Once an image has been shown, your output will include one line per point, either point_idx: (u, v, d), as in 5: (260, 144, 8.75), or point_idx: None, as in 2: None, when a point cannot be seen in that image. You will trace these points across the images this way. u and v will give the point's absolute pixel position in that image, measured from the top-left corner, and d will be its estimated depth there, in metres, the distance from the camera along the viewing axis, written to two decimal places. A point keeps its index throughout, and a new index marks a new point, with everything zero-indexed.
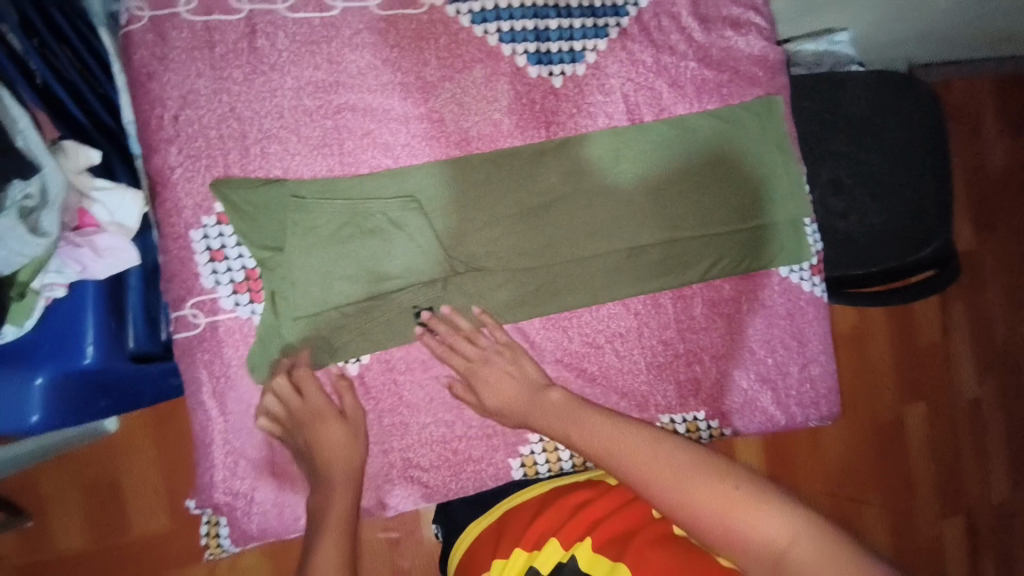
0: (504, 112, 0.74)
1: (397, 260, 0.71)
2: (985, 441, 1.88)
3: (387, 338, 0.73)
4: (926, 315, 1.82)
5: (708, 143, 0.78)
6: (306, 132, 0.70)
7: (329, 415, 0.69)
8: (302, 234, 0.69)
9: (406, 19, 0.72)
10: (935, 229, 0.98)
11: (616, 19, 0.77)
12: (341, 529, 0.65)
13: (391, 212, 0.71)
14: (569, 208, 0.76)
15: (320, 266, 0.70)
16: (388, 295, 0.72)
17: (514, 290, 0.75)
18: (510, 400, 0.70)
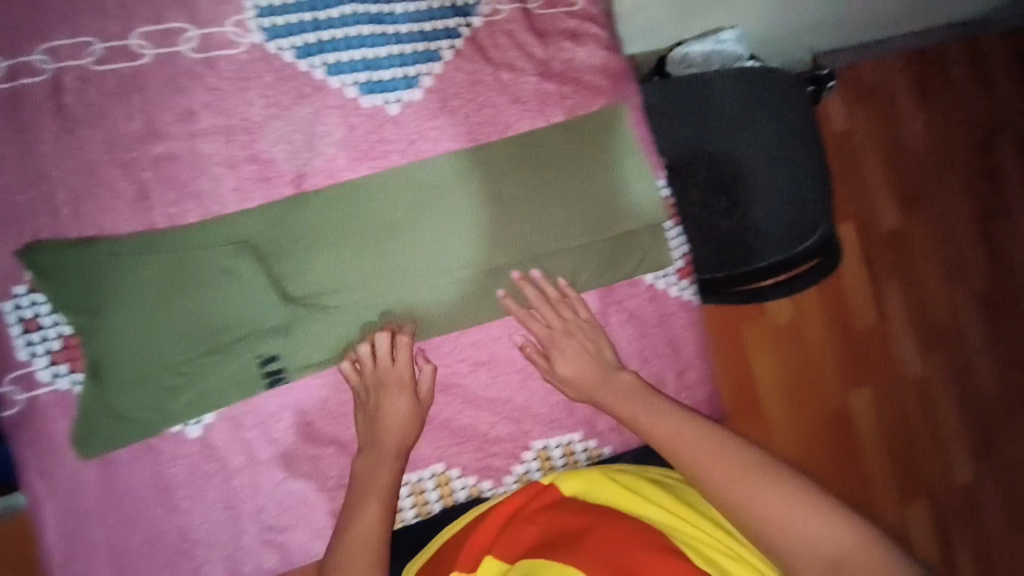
0: (338, 146, 0.72)
1: (233, 310, 0.69)
2: (939, 420, 1.86)
3: (228, 394, 0.69)
4: (862, 300, 1.82)
5: (556, 158, 0.77)
6: (122, 187, 0.68)
7: (399, 386, 0.69)
8: (119, 295, 0.66)
9: (225, 59, 0.69)
10: (816, 218, 0.99)
11: (449, 41, 0.75)
12: (381, 500, 0.66)
13: (222, 260, 0.68)
14: (418, 236, 0.73)
15: (147, 325, 0.66)
16: (227, 347, 0.69)
17: (366, 327, 0.72)
18: (581, 363, 0.73)
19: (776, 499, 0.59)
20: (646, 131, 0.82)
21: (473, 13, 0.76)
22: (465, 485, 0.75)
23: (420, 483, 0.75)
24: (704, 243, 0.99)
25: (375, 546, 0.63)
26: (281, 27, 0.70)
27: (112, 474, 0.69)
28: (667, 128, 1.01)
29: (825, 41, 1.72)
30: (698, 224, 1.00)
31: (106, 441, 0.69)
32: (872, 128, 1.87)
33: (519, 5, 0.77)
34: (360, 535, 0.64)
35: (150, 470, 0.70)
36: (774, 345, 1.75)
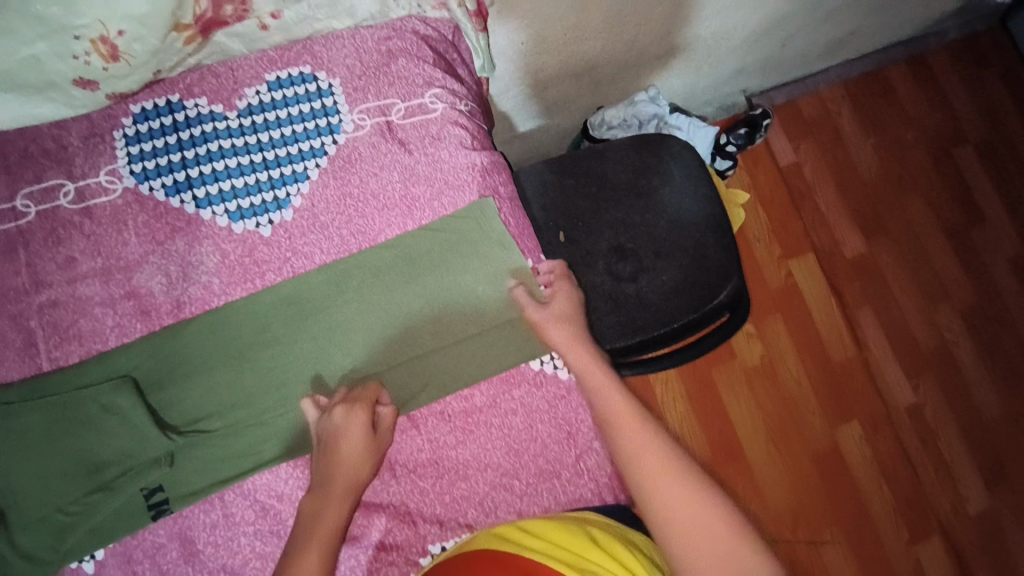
0: (212, 273, 0.76)
1: (116, 445, 0.70)
2: (938, 448, 1.75)
3: (117, 530, 0.69)
4: (835, 332, 1.77)
5: (430, 256, 0.79)
6: (11, 337, 0.73)
7: (362, 417, 0.69)
8: (16, 441, 0.69)
9: (99, 206, 0.75)
10: (723, 273, 0.97)
11: (315, 161, 0.80)
12: (326, 539, 0.62)
13: (106, 396, 0.71)
14: (295, 349, 0.75)
15: (34, 469, 0.69)
16: (110, 482, 0.70)
17: (249, 446, 0.72)
18: (576, 313, 0.78)
19: (708, 518, 0.56)
20: (519, 218, 0.85)
21: (338, 131, 0.81)
22: None
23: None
24: (614, 310, 0.97)
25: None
26: (151, 170, 0.76)
27: None
28: (565, 200, 1.01)
29: (750, 83, 1.77)
30: (606, 293, 0.98)
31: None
32: (817, 158, 1.88)
33: (381, 117, 0.82)
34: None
35: None
36: (746, 386, 1.69)
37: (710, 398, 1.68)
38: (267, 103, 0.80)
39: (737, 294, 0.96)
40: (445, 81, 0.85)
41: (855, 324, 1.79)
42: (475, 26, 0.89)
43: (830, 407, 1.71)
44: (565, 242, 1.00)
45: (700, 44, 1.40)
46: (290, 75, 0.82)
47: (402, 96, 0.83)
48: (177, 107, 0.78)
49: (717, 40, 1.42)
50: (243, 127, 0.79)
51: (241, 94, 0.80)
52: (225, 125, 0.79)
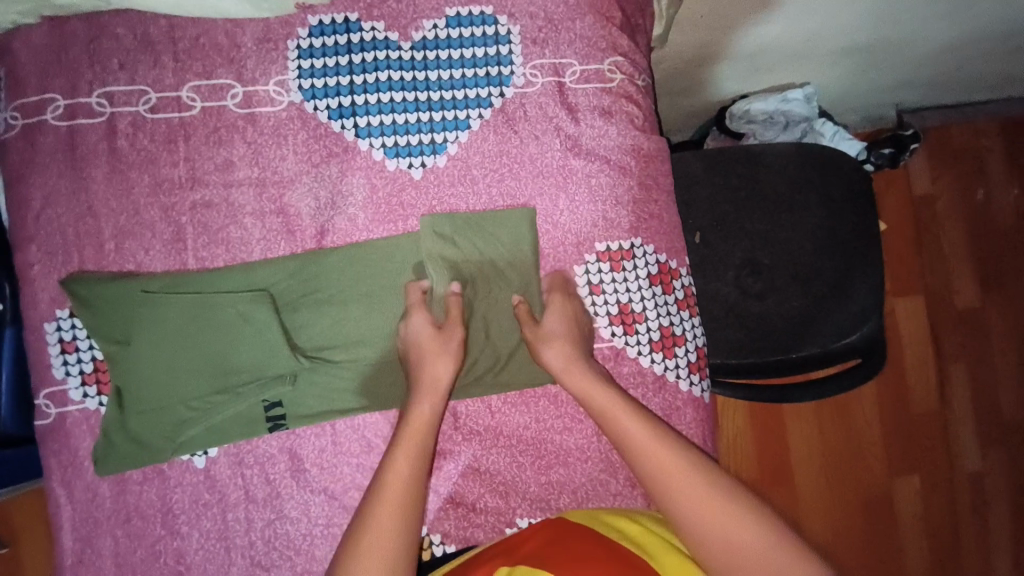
0: (361, 207, 0.75)
1: (245, 354, 0.73)
2: (991, 526, 1.67)
3: (233, 433, 0.73)
4: (922, 385, 1.66)
5: (575, 238, 0.76)
6: (159, 228, 0.73)
7: (426, 314, 0.71)
8: (152, 330, 0.71)
9: (264, 115, 0.74)
10: (858, 315, 0.90)
11: (478, 111, 0.76)
12: (422, 431, 0.65)
13: (241, 307, 0.72)
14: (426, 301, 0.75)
15: (167, 360, 0.71)
16: (235, 388, 0.73)
17: (366, 384, 0.74)
18: (569, 328, 0.72)
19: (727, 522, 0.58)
20: (672, 214, 0.79)
21: (507, 83, 0.77)
22: None
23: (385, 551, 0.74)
24: (732, 326, 0.93)
25: (407, 501, 0.61)
26: (319, 89, 0.74)
27: (122, 492, 0.72)
28: (711, 200, 0.95)
29: (912, 99, 1.58)
30: (729, 306, 0.93)
31: (123, 460, 0.71)
32: (956, 195, 1.71)
33: (554, 77, 0.77)
34: (399, 477, 0.62)
35: (159, 493, 0.72)
36: (813, 418, 1.63)
37: (773, 420, 1.61)
38: (441, 39, 0.76)
39: (870, 338, 0.90)
40: (629, 49, 0.79)
41: (946, 381, 1.68)
42: None
43: (895, 456, 1.64)
44: (700, 244, 0.95)
45: (880, 49, 1.26)
46: (471, 13, 0.77)
47: (580, 58, 0.78)
48: (353, 27, 0.75)
49: (898, 48, 1.27)
50: (415, 61, 0.75)
51: (418, 26, 0.76)
52: (398, 56, 0.75)
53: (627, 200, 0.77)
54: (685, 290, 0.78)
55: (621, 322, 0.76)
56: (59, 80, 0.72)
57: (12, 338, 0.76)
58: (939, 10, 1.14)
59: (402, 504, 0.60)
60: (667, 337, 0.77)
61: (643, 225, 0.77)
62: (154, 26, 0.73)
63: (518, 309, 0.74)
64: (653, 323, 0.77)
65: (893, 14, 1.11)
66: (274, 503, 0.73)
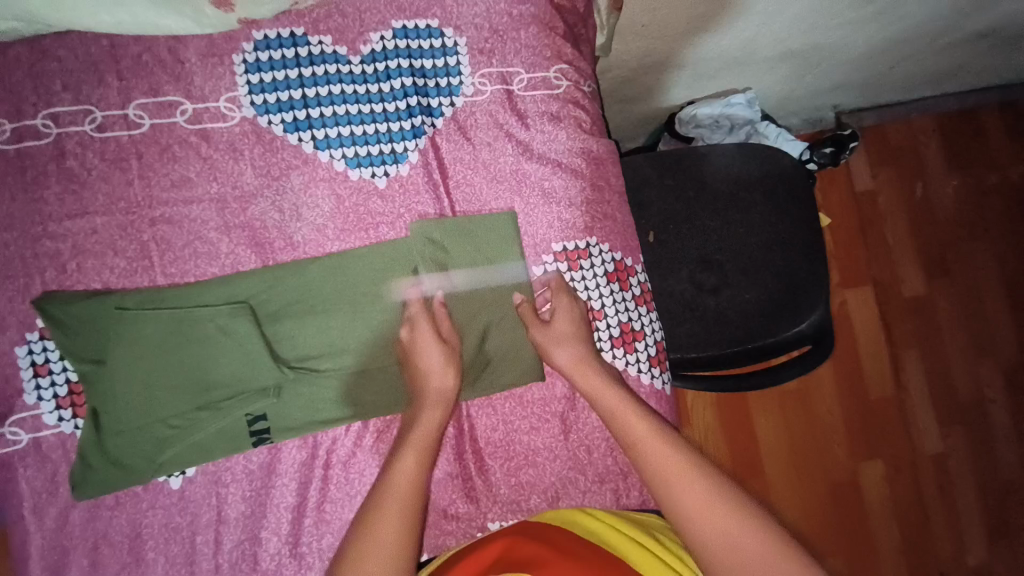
0: (327, 217, 0.75)
1: (227, 367, 0.72)
2: (953, 501, 1.74)
3: (217, 449, 0.71)
4: (877, 371, 1.74)
5: (548, 237, 0.78)
6: (118, 247, 0.71)
7: (430, 325, 0.73)
8: (130, 347, 0.69)
9: (218, 131, 0.73)
10: (807, 303, 0.94)
11: (430, 120, 0.78)
12: (424, 446, 0.67)
13: (220, 320, 0.71)
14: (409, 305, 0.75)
15: (147, 377, 0.70)
16: (217, 402, 0.72)
17: (350, 392, 0.74)
18: (576, 328, 0.74)
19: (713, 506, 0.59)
20: (624, 214, 0.82)
21: (457, 93, 0.79)
22: None
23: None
24: (690, 321, 0.95)
25: (407, 512, 0.62)
26: (272, 104, 0.74)
27: (91, 520, 0.69)
28: (659, 204, 0.99)
29: (848, 101, 1.68)
30: (686, 302, 0.96)
31: (100, 484, 0.69)
32: (895, 190, 1.81)
33: (502, 85, 0.79)
34: (401, 489, 0.63)
35: (128, 518, 0.70)
36: (784, 411, 1.68)
37: (745, 415, 1.65)
38: (390, 51, 0.77)
39: (818, 325, 0.94)
40: (573, 57, 0.82)
41: (900, 366, 1.76)
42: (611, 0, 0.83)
43: (860, 441, 1.70)
44: (654, 244, 0.97)
45: (813, 54, 1.33)
46: (417, 26, 0.78)
47: (527, 66, 0.80)
48: (300, 41, 0.75)
49: (830, 52, 1.35)
50: (367, 73, 0.76)
51: (366, 39, 0.77)
52: (347, 70, 0.76)
53: (581, 201, 0.79)
54: (641, 287, 0.81)
55: None
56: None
57: None
58: (862, 16, 1.22)
59: (402, 515, 0.62)
60: (627, 332, 0.79)
61: (598, 225, 0.79)
62: (94, 45, 0.71)
63: (522, 310, 0.76)
64: (613, 320, 0.79)
65: (821, 21, 1.19)
66: (249, 522, 0.71)
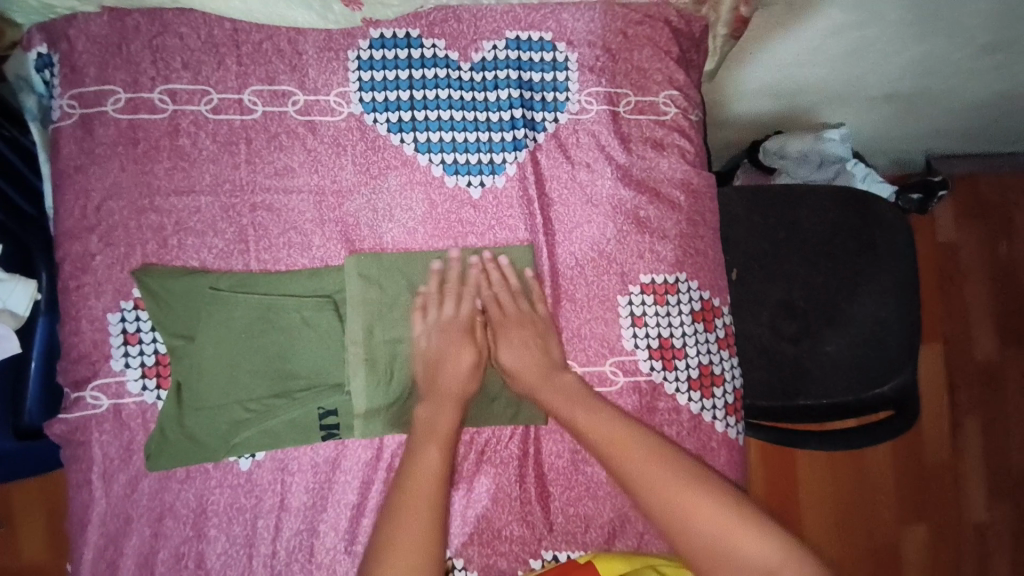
0: (419, 221, 0.75)
1: (306, 359, 0.73)
2: None
3: (288, 438, 0.72)
4: (937, 435, 1.65)
5: (634, 266, 0.76)
6: (216, 228, 0.73)
7: (456, 327, 0.72)
8: (218, 328, 0.71)
9: (325, 125, 0.74)
10: (896, 361, 0.88)
11: (531, 134, 0.76)
12: (448, 437, 0.66)
13: (306, 311, 0.73)
14: (487, 318, 0.74)
15: (230, 358, 0.72)
16: (291, 392, 0.73)
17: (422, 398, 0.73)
18: (530, 332, 0.72)
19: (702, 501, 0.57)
20: (715, 251, 0.78)
21: (561, 109, 0.77)
22: None
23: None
24: (764, 367, 0.92)
25: (434, 499, 0.60)
26: (379, 102, 0.74)
27: (161, 489, 0.71)
28: (748, 240, 0.95)
29: (942, 147, 1.58)
30: (762, 346, 0.93)
31: (175, 457, 0.71)
32: (979, 245, 1.70)
33: (609, 106, 0.77)
34: (421, 480, 0.61)
35: (196, 492, 0.72)
36: (829, 464, 1.60)
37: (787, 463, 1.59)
38: (500, 61, 0.76)
39: (903, 391, 0.88)
40: (685, 84, 0.79)
41: (960, 432, 1.66)
42: (730, 29, 0.81)
43: (904, 505, 1.62)
44: (736, 281, 0.94)
45: (919, 98, 1.26)
46: (531, 38, 0.77)
47: (636, 89, 0.78)
48: (414, 43, 0.75)
49: (937, 97, 1.27)
50: (474, 81, 0.76)
51: (478, 47, 0.76)
52: (456, 75, 0.75)
53: (675, 235, 0.77)
54: (726, 330, 0.78)
55: (661, 356, 0.75)
56: (120, 73, 0.72)
57: (44, 328, 0.74)
58: (981, 65, 1.14)
59: (435, 498, 0.60)
60: (706, 375, 0.76)
61: (689, 260, 0.77)
62: (218, 28, 0.73)
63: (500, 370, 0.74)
64: (693, 360, 0.76)
65: (938, 66, 1.12)
66: (309, 513, 0.72)
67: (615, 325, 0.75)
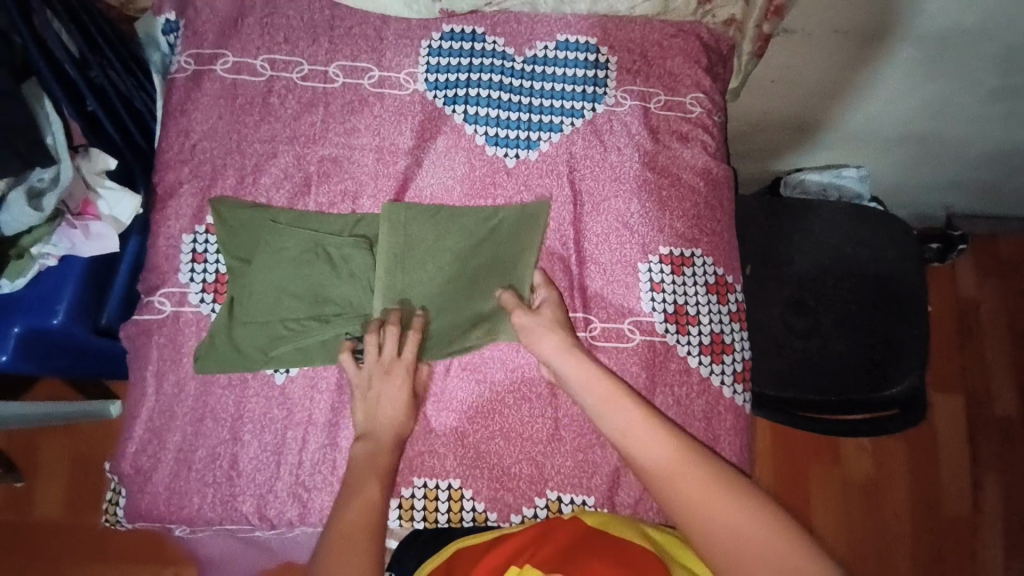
0: (457, 181, 0.85)
1: (342, 290, 0.81)
2: None
3: (319, 357, 0.80)
4: (955, 482, 1.52)
5: (653, 239, 0.84)
6: (291, 172, 0.84)
7: (406, 378, 0.75)
8: (270, 253, 0.80)
9: (393, 96, 0.87)
10: (904, 368, 0.93)
11: (571, 120, 0.87)
12: (383, 477, 0.70)
13: (344, 249, 0.81)
14: (505, 266, 0.82)
15: (277, 282, 0.80)
16: (327, 318, 0.80)
17: (446, 338, 0.79)
18: (560, 321, 0.77)
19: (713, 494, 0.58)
20: (728, 235, 0.87)
21: (599, 101, 0.88)
22: (448, 486, 0.78)
23: (411, 499, 0.78)
24: (776, 358, 0.97)
25: (370, 524, 0.65)
26: (441, 82, 0.87)
27: (204, 393, 0.78)
28: (760, 242, 1.03)
29: (962, 204, 1.58)
30: (774, 340, 0.98)
31: (221, 362, 0.78)
32: (999, 303, 1.64)
33: (641, 102, 0.88)
34: (355, 515, 0.66)
35: (236, 399, 0.78)
36: (840, 498, 1.48)
37: (795, 492, 1.48)
38: (549, 59, 0.89)
39: (912, 392, 0.92)
40: (710, 90, 0.90)
41: (981, 490, 1.51)
42: (753, 47, 0.92)
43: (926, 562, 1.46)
44: (749, 276, 1.01)
45: (936, 143, 1.32)
46: (577, 41, 0.89)
47: (665, 90, 0.89)
48: (479, 38, 0.88)
49: (955, 146, 1.33)
50: (524, 71, 0.88)
51: (531, 45, 0.89)
52: (509, 66, 0.88)
53: (692, 214, 0.85)
54: (737, 306, 0.84)
55: (675, 320, 0.82)
56: (232, 41, 0.86)
57: (135, 245, 0.88)
58: (992, 113, 1.22)
59: (372, 524, 0.65)
60: (717, 343, 0.82)
61: (704, 239, 0.84)
62: (318, 13, 0.88)
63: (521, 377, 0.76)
64: (705, 328, 0.82)
65: (951, 109, 1.20)
66: (332, 430, 0.78)
67: (635, 289, 0.82)
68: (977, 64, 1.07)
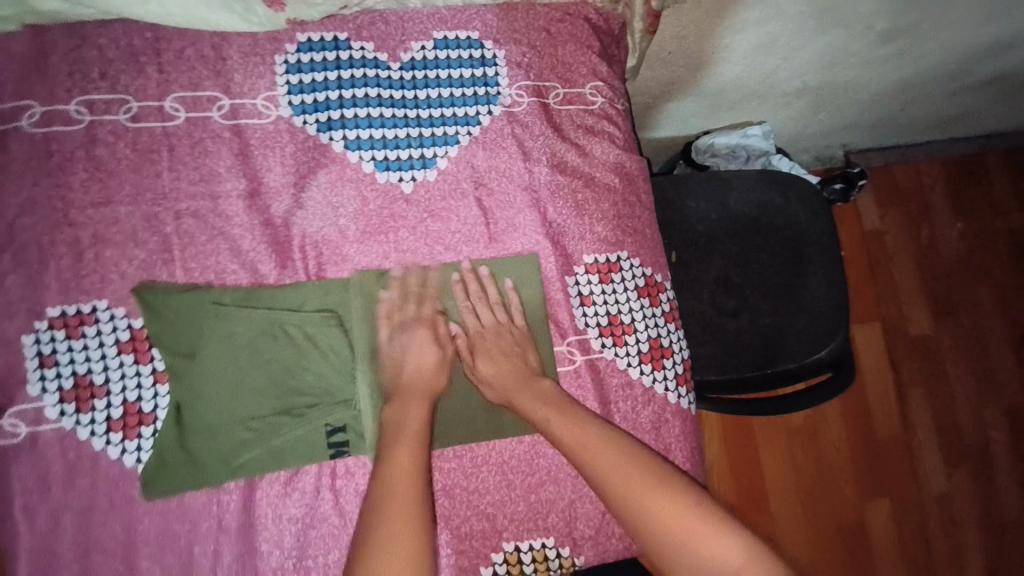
0: (349, 218, 0.74)
1: (314, 375, 0.71)
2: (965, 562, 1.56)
3: (292, 458, 0.70)
4: (884, 409, 1.60)
5: (576, 249, 0.78)
6: (144, 238, 0.70)
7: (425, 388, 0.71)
8: (224, 345, 0.69)
9: (251, 127, 0.74)
10: (829, 330, 0.94)
11: (465, 128, 0.78)
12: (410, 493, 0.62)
13: (306, 326, 0.71)
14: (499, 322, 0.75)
15: (233, 377, 0.69)
16: (298, 411, 0.70)
17: (445, 415, 0.73)
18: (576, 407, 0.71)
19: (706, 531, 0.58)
20: (653, 231, 0.82)
21: (494, 102, 0.79)
22: None
23: None
24: (712, 342, 0.95)
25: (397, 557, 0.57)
26: (309, 105, 0.75)
27: (83, 525, 0.65)
28: (682, 225, 0.99)
29: (860, 141, 1.61)
30: (707, 324, 0.96)
31: (172, 481, 0.67)
32: (902, 231, 1.69)
33: (537, 98, 0.80)
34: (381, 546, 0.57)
35: (124, 523, 0.66)
36: (786, 445, 1.53)
37: (745, 451, 1.50)
38: (429, 61, 0.78)
39: (841, 351, 0.94)
40: (608, 74, 0.83)
41: (907, 407, 1.61)
42: (645, 23, 0.86)
43: (867, 482, 1.55)
44: (676, 263, 0.98)
45: (830, 90, 1.33)
46: (458, 37, 0.79)
47: (563, 81, 0.82)
48: (343, 45, 0.76)
49: (850, 89, 1.35)
50: (403, 79, 0.77)
51: (407, 47, 0.78)
52: (386, 75, 0.77)
53: (612, 214, 0.79)
54: (668, 305, 0.81)
55: (611, 332, 0.77)
56: (34, 86, 0.69)
57: None
58: (877, 56, 1.23)
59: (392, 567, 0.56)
60: (656, 348, 0.78)
61: (627, 239, 0.79)
62: (139, 37, 0.72)
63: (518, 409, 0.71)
64: (642, 335, 0.78)
65: (841, 56, 1.20)
66: (248, 533, 0.68)
67: (564, 307, 0.77)
68: (862, 10, 1.07)
